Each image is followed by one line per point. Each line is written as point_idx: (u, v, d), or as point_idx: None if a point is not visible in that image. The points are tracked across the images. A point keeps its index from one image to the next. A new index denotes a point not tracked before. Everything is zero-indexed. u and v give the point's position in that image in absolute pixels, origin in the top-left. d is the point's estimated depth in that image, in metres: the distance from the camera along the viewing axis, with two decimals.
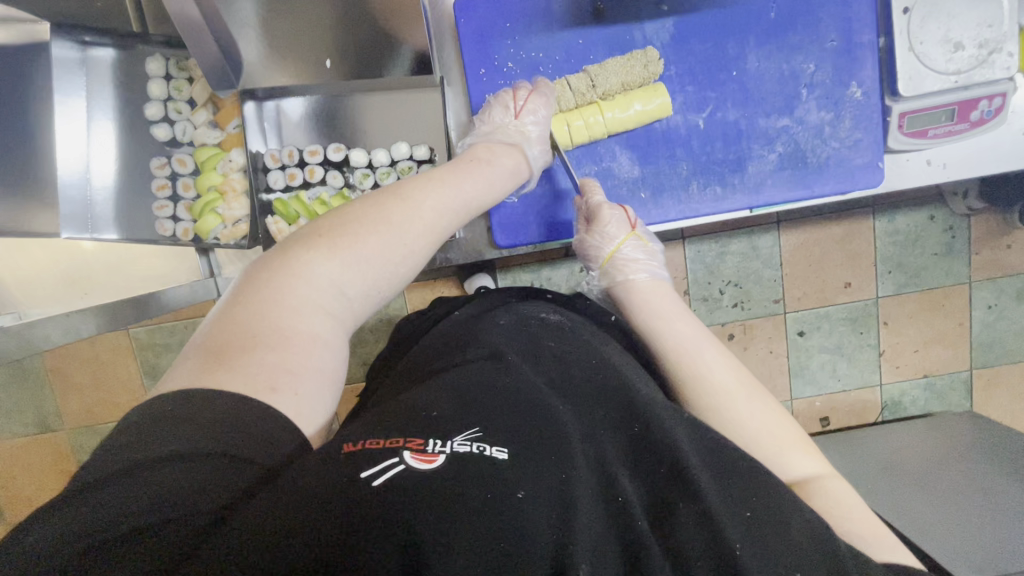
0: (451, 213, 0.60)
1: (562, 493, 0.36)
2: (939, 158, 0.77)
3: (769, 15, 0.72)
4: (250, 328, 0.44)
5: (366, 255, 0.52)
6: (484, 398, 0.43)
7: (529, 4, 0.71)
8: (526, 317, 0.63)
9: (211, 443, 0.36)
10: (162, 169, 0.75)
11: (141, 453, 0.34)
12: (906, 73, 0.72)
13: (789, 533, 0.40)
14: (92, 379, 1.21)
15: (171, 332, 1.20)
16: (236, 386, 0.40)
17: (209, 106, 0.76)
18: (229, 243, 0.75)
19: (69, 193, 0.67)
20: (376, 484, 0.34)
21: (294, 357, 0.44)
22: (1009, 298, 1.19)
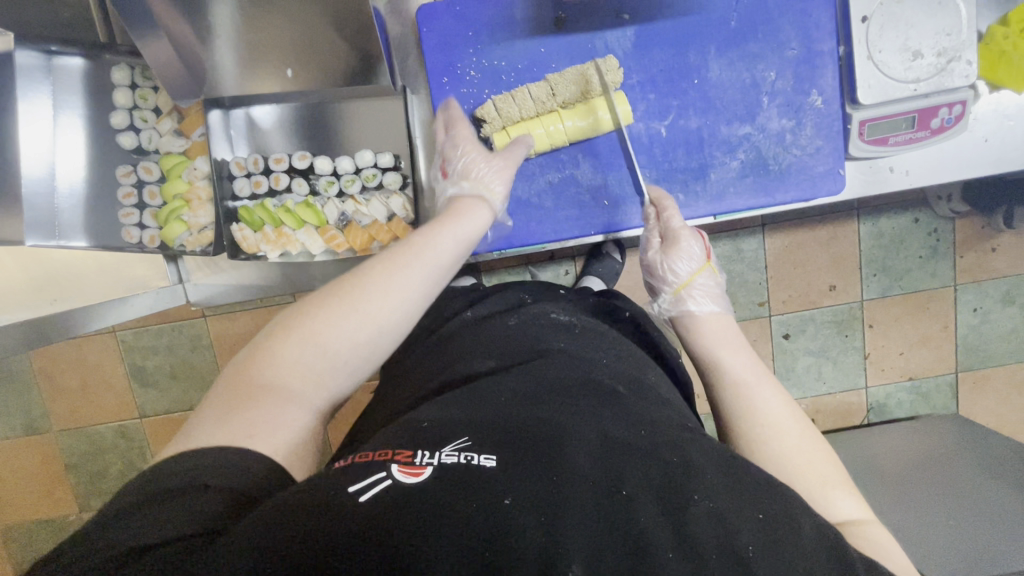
0: (429, 281, 0.53)
1: (552, 494, 0.37)
2: (901, 165, 0.77)
3: (730, 23, 0.73)
4: (238, 397, 0.44)
5: (339, 347, 0.48)
6: (475, 413, 0.44)
7: (490, 14, 0.72)
8: (534, 328, 0.64)
9: (225, 470, 0.38)
10: (128, 177, 0.77)
11: (135, 493, 0.36)
12: (865, 81, 0.72)
13: (801, 540, 0.38)
14: (79, 381, 1.21)
15: (157, 335, 1.18)
16: (223, 437, 0.41)
17: (174, 114, 0.77)
18: (195, 250, 0.76)
19: (34, 201, 0.67)
20: (362, 500, 0.35)
21: (275, 421, 0.44)
22: (994, 301, 1.19)
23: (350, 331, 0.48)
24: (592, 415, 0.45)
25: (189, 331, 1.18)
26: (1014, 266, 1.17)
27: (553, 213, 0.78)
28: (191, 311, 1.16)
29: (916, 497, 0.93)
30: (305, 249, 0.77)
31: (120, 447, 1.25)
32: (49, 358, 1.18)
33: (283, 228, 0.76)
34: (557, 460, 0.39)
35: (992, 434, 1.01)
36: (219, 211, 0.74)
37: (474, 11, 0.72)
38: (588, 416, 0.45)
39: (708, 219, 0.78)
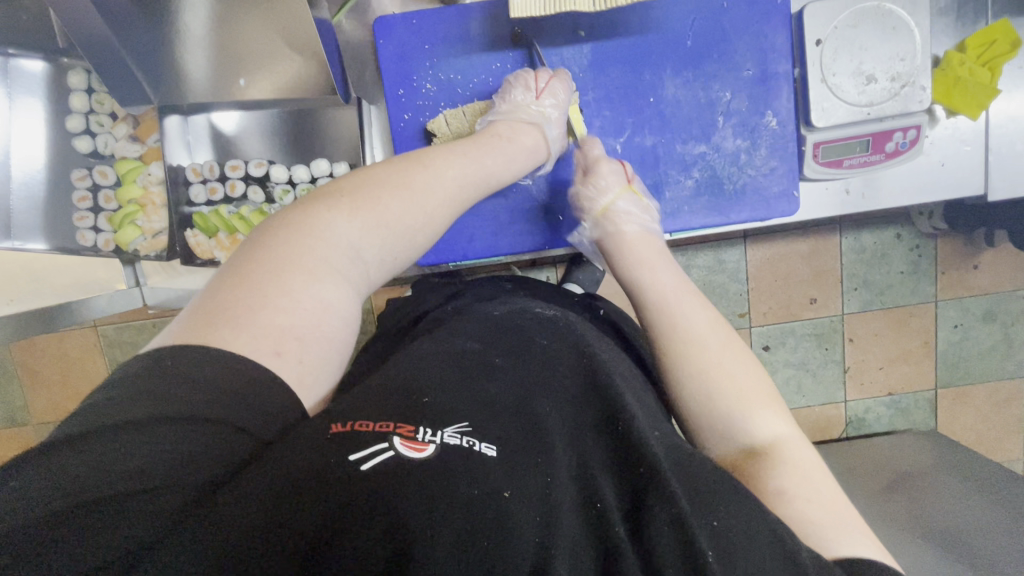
0: (472, 183, 0.61)
1: (543, 491, 0.37)
2: (857, 187, 0.77)
3: (686, 42, 0.73)
4: (261, 286, 0.44)
5: (388, 218, 0.53)
6: (475, 391, 0.43)
7: (446, 28, 0.72)
8: (522, 309, 0.61)
9: (212, 409, 0.37)
10: (83, 180, 0.76)
11: (137, 412, 0.35)
12: (818, 103, 0.72)
13: (764, 551, 0.38)
14: (60, 375, 1.21)
15: (138, 330, 1.17)
16: (243, 347, 0.41)
17: (129, 119, 0.76)
18: (150, 254, 0.77)
19: None
20: (365, 468, 0.35)
21: (298, 319, 0.45)
22: (975, 318, 1.19)
23: (400, 217, 0.54)
24: (581, 415, 0.44)
25: (170, 329, 1.18)
26: (995, 284, 1.17)
27: (509, 227, 0.78)
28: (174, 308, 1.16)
29: (885, 513, 0.92)
30: None
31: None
32: (28, 349, 1.20)
33: (236, 234, 0.76)
34: (545, 454, 0.39)
35: (964, 452, 1.01)
36: (173, 216, 0.75)
37: (431, 25, 0.72)
38: (574, 416, 0.44)
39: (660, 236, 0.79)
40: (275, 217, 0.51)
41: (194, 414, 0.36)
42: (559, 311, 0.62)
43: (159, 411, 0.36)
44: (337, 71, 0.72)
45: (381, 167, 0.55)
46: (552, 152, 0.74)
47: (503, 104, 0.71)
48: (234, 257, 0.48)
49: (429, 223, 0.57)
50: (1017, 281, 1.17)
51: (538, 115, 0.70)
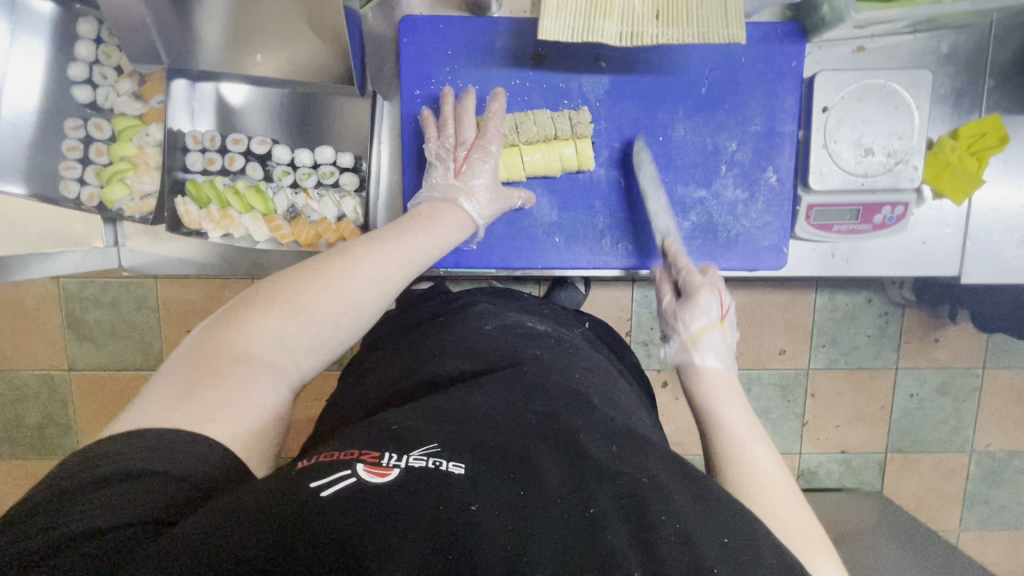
0: (399, 265, 0.59)
1: (516, 502, 0.36)
2: (842, 252, 0.81)
3: (701, 89, 0.75)
4: (198, 373, 0.45)
5: (306, 306, 0.52)
6: (449, 419, 0.44)
7: (472, 37, 0.73)
8: (510, 327, 0.63)
9: (163, 461, 0.38)
10: (76, 130, 0.73)
11: (94, 471, 0.36)
12: (818, 167, 0.75)
13: (768, 554, 0.37)
14: (11, 323, 1.15)
15: (103, 289, 1.13)
16: (180, 421, 0.41)
17: (135, 76, 0.74)
18: (133, 216, 0.74)
19: None
20: (324, 494, 0.35)
21: (232, 393, 0.45)
22: (930, 390, 1.23)
23: (330, 305, 0.53)
24: (571, 432, 0.44)
25: (137, 291, 1.14)
26: (953, 359, 1.22)
27: (502, 240, 0.78)
28: None
29: None
30: (248, 234, 0.76)
31: (41, 397, 1.19)
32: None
33: (229, 209, 0.75)
34: (520, 470, 0.39)
35: (905, 518, 1.04)
36: (166, 181, 0.73)
37: (457, 32, 0.73)
38: (561, 435, 0.43)
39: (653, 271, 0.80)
40: (217, 313, 0.51)
41: (148, 464, 0.37)
42: (547, 325, 0.67)
43: (118, 465, 0.37)
44: (359, 61, 0.72)
45: (306, 264, 0.55)
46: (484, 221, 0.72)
47: (426, 189, 0.72)
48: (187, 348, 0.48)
49: (359, 305, 0.55)
50: (973, 359, 1.22)
51: (454, 193, 0.70)
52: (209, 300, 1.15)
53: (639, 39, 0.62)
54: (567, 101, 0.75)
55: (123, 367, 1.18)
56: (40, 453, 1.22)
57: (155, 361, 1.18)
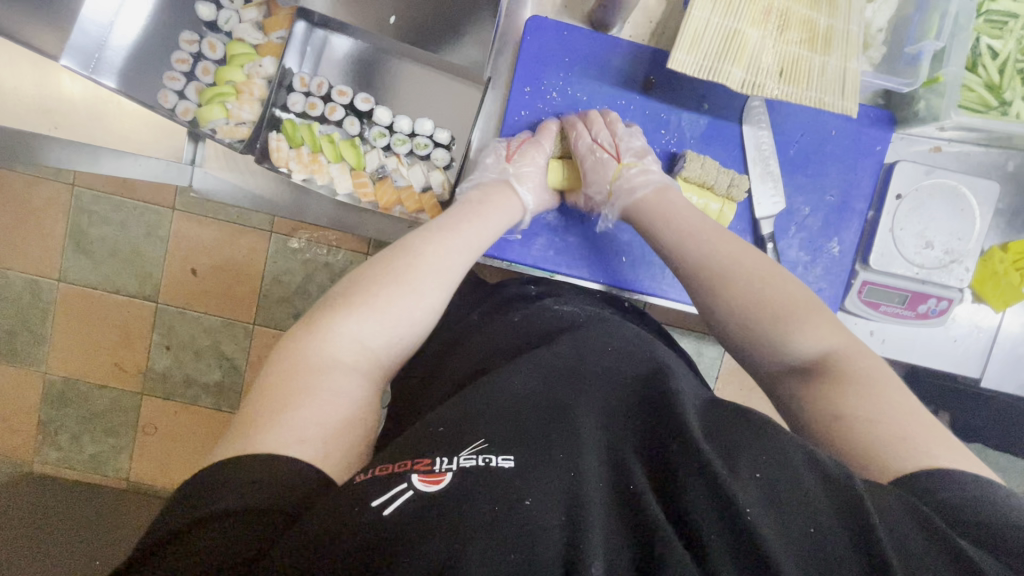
0: (456, 252, 0.60)
1: (567, 491, 0.34)
2: (881, 332, 0.84)
3: (789, 151, 0.79)
4: (280, 390, 0.43)
5: (381, 303, 0.53)
6: (488, 407, 0.40)
7: (593, 51, 0.75)
8: (543, 313, 0.62)
9: (246, 498, 0.35)
10: (190, 45, 0.74)
11: (190, 515, 0.35)
12: (880, 249, 0.79)
13: (806, 490, 0.36)
14: (12, 220, 1.12)
15: (117, 207, 1.11)
16: (270, 445, 0.39)
17: (262, 7, 0.74)
18: (222, 140, 0.73)
19: (85, 28, 0.64)
20: (386, 514, 0.33)
21: (315, 408, 0.43)
22: None
23: (399, 301, 0.54)
24: (611, 405, 0.42)
25: (150, 218, 1.12)
26: None
27: (565, 246, 0.79)
28: (163, 198, 1.11)
29: None
30: (331, 183, 0.77)
31: (23, 300, 1.15)
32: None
33: (319, 155, 0.76)
34: (569, 449, 0.36)
35: None
36: (266, 114, 0.73)
37: (581, 42, 0.75)
38: (603, 408, 0.42)
39: (630, 292, 0.81)
40: (287, 331, 0.50)
41: (236, 504, 0.35)
42: (575, 307, 0.65)
43: (209, 508, 0.35)
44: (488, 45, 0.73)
45: (363, 269, 0.56)
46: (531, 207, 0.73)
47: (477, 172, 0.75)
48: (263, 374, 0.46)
49: (424, 299, 0.55)
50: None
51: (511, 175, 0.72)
52: (222, 241, 1.13)
53: (759, 89, 0.65)
54: (664, 132, 0.78)
55: (117, 289, 1.15)
56: (5, 357, 1.17)
57: (152, 290, 1.15)
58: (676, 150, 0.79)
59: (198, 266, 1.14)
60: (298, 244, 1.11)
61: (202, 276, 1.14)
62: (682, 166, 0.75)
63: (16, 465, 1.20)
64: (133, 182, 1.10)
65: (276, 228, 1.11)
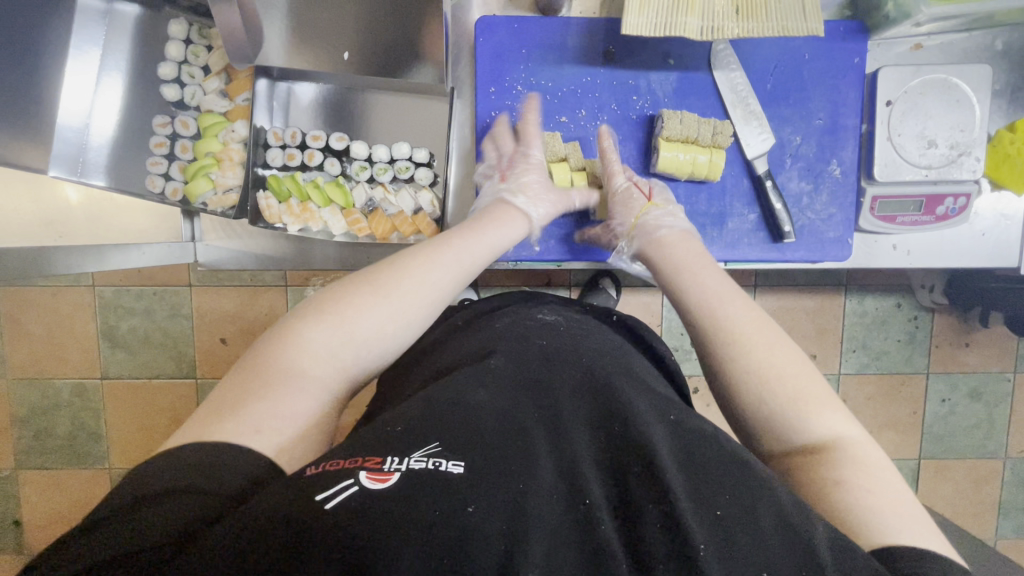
0: (467, 259, 0.60)
1: (517, 504, 0.35)
2: (904, 244, 0.82)
3: (765, 85, 0.77)
4: (246, 385, 0.44)
5: (361, 314, 0.51)
6: (450, 412, 0.41)
7: (547, 36, 0.76)
8: (522, 318, 0.61)
9: (195, 478, 0.37)
10: (163, 127, 0.75)
11: (134, 492, 0.35)
12: (883, 160, 0.77)
13: (759, 525, 0.36)
14: (46, 332, 1.17)
15: (138, 296, 1.15)
16: (223, 434, 0.40)
17: (223, 75, 0.76)
18: (216, 211, 0.75)
19: (64, 135, 0.69)
20: (328, 508, 0.33)
21: (283, 405, 0.44)
22: (962, 395, 1.17)
23: (377, 312, 0.52)
24: (573, 419, 0.43)
25: (171, 299, 1.16)
26: (986, 364, 1.17)
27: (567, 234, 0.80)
28: (179, 278, 1.15)
29: None
30: (326, 227, 0.78)
31: (74, 405, 1.20)
32: (16, 301, 1.16)
33: (309, 203, 0.77)
34: (524, 463, 0.38)
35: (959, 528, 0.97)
36: (249, 175, 0.74)
37: (533, 31, 0.75)
38: (567, 421, 0.42)
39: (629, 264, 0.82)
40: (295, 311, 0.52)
41: (185, 483, 0.36)
42: (560, 316, 0.63)
43: (155, 485, 0.36)
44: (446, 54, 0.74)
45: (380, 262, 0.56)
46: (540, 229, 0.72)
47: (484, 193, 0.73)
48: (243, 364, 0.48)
49: (429, 302, 0.55)
50: (1004, 363, 1.17)
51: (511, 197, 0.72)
52: (243, 305, 1.16)
53: (720, 33, 0.64)
54: (636, 98, 0.77)
55: (155, 374, 1.19)
56: (70, 462, 1.22)
57: (188, 367, 1.19)
58: (652, 112, 0.77)
59: (226, 335, 1.17)
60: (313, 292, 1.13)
61: (231, 343, 1.17)
62: (662, 126, 0.74)
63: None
64: (147, 270, 1.14)
65: (290, 281, 1.14)
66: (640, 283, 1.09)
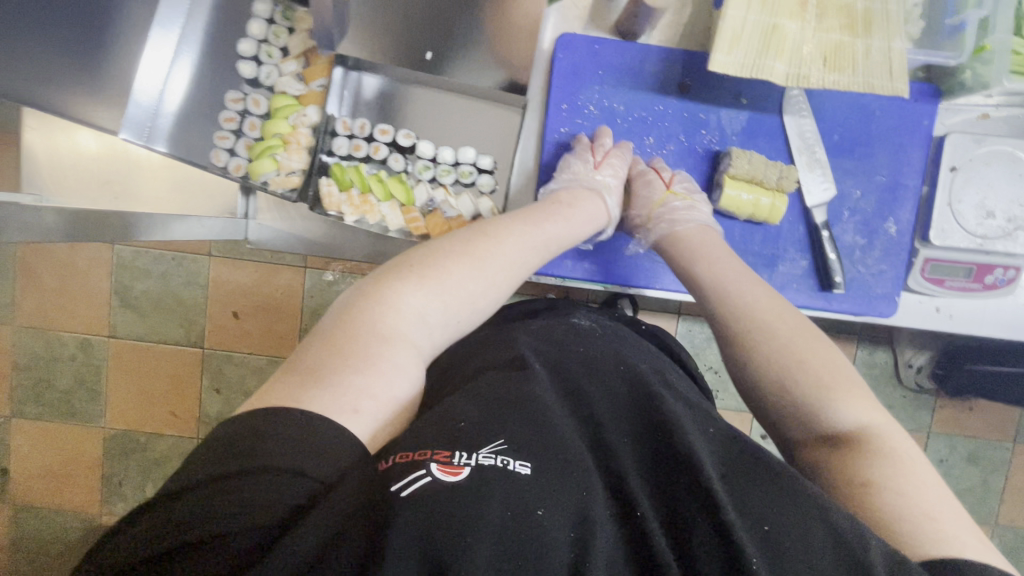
0: (534, 250, 0.61)
1: (574, 507, 0.37)
2: (947, 308, 0.82)
3: (833, 136, 0.78)
4: (342, 352, 0.46)
5: (445, 284, 0.53)
6: (509, 411, 0.42)
7: (623, 60, 0.76)
8: (564, 321, 0.61)
9: (285, 459, 0.38)
10: (236, 103, 0.75)
11: (232, 465, 0.37)
12: (940, 224, 0.77)
13: (813, 543, 0.37)
14: (58, 283, 1.16)
15: (156, 260, 1.14)
16: (324, 407, 0.42)
17: (301, 59, 0.77)
18: (276, 191, 0.74)
19: (136, 108, 0.67)
20: (406, 496, 0.35)
21: (377, 379, 0.46)
22: (960, 457, 1.18)
23: (456, 284, 0.54)
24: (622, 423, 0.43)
25: (189, 266, 1.15)
26: (985, 429, 1.17)
27: (614, 256, 0.80)
28: (200, 246, 1.14)
29: None
30: (382, 221, 0.78)
31: (77, 359, 1.19)
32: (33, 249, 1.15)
33: (369, 195, 0.77)
34: (579, 468, 0.39)
35: None
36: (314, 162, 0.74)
37: (612, 54, 0.76)
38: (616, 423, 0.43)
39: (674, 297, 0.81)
40: (359, 286, 0.53)
41: (281, 465, 0.38)
42: (593, 320, 0.64)
43: (253, 462, 0.37)
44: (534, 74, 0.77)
45: (457, 234, 0.58)
46: (613, 216, 0.74)
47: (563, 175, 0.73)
48: (327, 332, 0.48)
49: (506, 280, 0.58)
50: (1004, 432, 1.18)
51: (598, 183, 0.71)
52: (259, 281, 1.16)
53: (805, 81, 0.64)
54: (704, 132, 0.77)
55: (164, 339, 1.18)
56: (65, 416, 1.21)
57: (197, 336, 1.18)
58: (718, 148, 0.78)
59: (239, 309, 1.17)
60: (332, 277, 1.13)
61: (243, 318, 1.17)
62: (729, 163, 0.74)
63: (86, 519, 1.23)
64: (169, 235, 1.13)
65: (309, 263, 1.13)
66: (658, 309, 1.09)
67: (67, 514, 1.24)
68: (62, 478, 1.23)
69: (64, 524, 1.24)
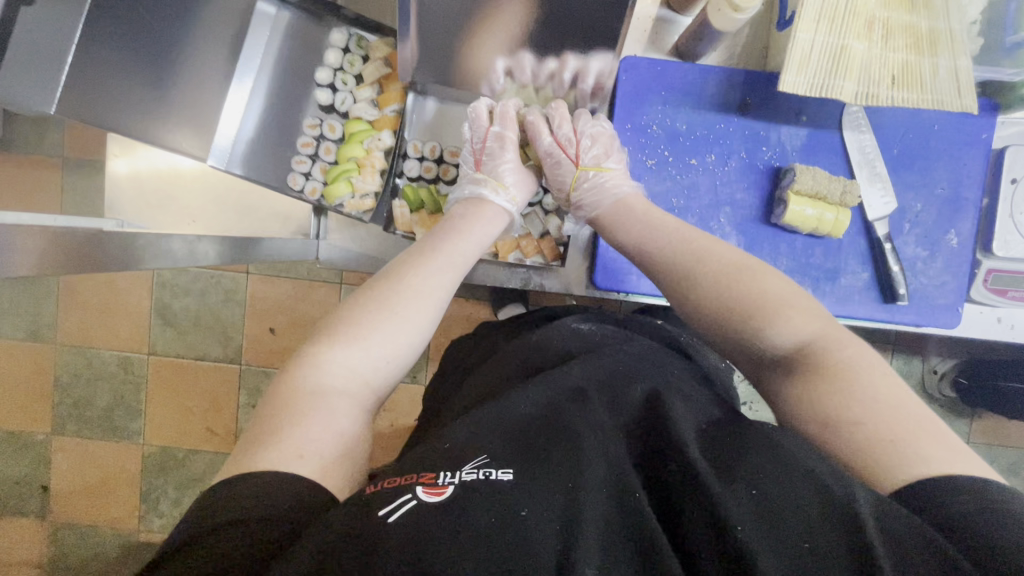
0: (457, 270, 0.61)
1: (566, 503, 0.36)
2: (1008, 318, 0.81)
3: (892, 150, 0.79)
4: (278, 416, 0.44)
5: (367, 328, 0.52)
6: (494, 427, 0.41)
7: (686, 81, 0.78)
8: (558, 332, 0.61)
9: (252, 508, 0.36)
10: (313, 128, 0.80)
11: (204, 523, 0.35)
12: (1002, 235, 0.79)
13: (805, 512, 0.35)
14: (100, 302, 1.19)
15: (195, 278, 1.17)
16: (270, 463, 0.40)
17: (375, 85, 0.80)
18: (351, 213, 0.78)
19: (219, 145, 0.74)
20: (392, 520, 0.34)
21: (313, 427, 0.44)
22: (1001, 468, 1.17)
23: (386, 326, 0.53)
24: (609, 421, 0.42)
25: (227, 283, 1.18)
26: None
27: None
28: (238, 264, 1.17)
29: None
30: None
31: (118, 377, 1.21)
32: None
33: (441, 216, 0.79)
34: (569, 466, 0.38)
35: None
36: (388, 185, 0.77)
37: (675, 75, 0.78)
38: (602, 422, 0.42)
39: None
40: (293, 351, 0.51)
41: (251, 513, 0.36)
42: (593, 323, 0.64)
43: (221, 517, 0.35)
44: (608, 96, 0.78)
45: (379, 274, 0.58)
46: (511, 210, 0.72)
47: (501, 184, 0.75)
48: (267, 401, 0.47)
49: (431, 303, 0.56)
50: None
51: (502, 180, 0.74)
52: (296, 297, 1.18)
53: (874, 99, 0.67)
54: (765, 149, 0.79)
55: (202, 356, 1.20)
56: (103, 433, 1.23)
57: (234, 352, 1.20)
58: (779, 164, 0.79)
59: (276, 325, 1.19)
60: None
61: (279, 334, 1.19)
62: (794, 178, 0.75)
63: (123, 536, 1.24)
64: None
65: (344, 279, 1.15)
66: None
67: (104, 531, 1.24)
68: (100, 495, 1.24)
69: (101, 542, 1.25)
